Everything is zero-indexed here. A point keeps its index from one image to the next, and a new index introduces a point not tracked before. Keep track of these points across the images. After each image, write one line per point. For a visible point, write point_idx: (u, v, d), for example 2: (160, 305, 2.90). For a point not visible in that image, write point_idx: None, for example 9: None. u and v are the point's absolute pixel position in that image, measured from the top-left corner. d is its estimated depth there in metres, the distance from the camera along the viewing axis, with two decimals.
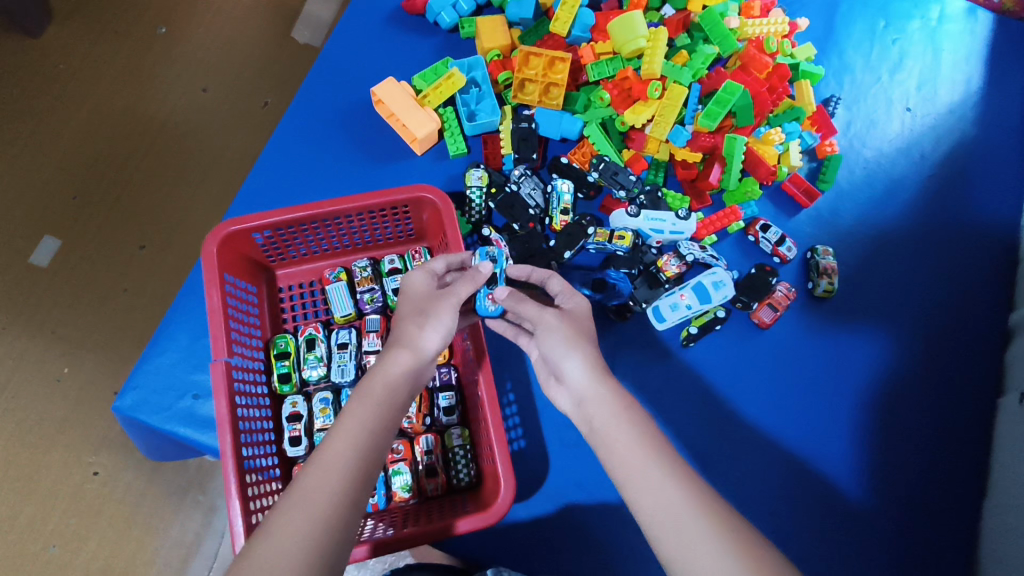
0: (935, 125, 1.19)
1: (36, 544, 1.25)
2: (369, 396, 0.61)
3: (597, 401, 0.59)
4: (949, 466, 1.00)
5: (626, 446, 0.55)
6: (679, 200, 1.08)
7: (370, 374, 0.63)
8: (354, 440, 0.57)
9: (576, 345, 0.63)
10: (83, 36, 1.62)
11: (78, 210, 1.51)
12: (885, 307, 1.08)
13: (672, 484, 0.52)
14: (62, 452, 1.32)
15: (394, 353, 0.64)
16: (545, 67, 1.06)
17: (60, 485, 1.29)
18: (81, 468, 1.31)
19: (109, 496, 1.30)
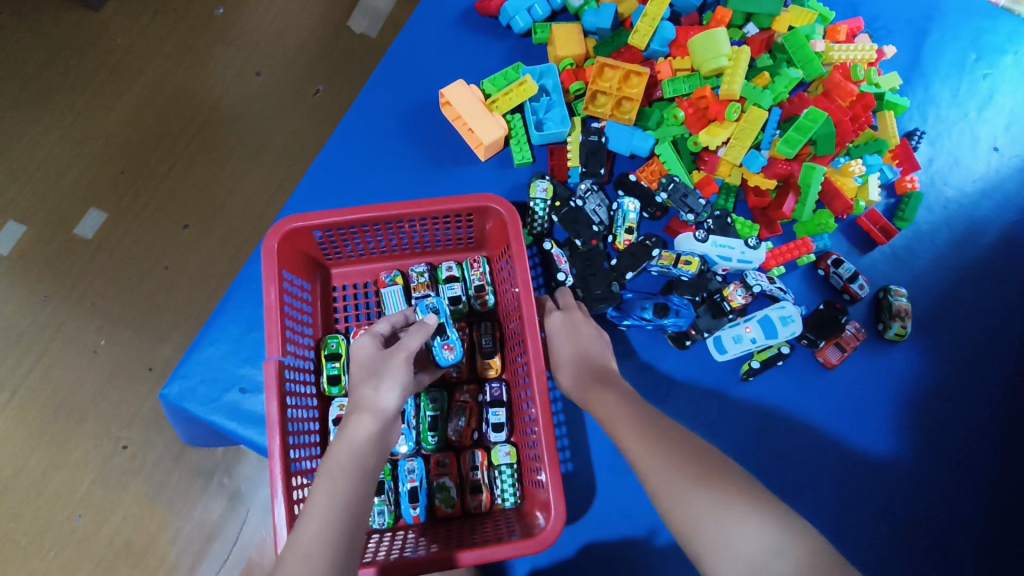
0: (1023, 168, 1.13)
1: (62, 513, 1.26)
2: (335, 464, 0.62)
3: (585, 396, 0.77)
4: (1010, 529, 0.96)
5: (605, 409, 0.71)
6: (749, 228, 1.04)
7: (335, 447, 0.64)
8: (326, 516, 0.57)
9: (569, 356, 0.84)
10: (141, 14, 1.65)
11: (125, 184, 1.51)
12: (957, 356, 1.04)
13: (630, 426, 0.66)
14: (93, 424, 1.32)
15: (354, 419, 0.65)
16: (620, 80, 1.03)
17: (89, 457, 1.30)
18: (110, 442, 1.31)
19: (136, 472, 1.29)
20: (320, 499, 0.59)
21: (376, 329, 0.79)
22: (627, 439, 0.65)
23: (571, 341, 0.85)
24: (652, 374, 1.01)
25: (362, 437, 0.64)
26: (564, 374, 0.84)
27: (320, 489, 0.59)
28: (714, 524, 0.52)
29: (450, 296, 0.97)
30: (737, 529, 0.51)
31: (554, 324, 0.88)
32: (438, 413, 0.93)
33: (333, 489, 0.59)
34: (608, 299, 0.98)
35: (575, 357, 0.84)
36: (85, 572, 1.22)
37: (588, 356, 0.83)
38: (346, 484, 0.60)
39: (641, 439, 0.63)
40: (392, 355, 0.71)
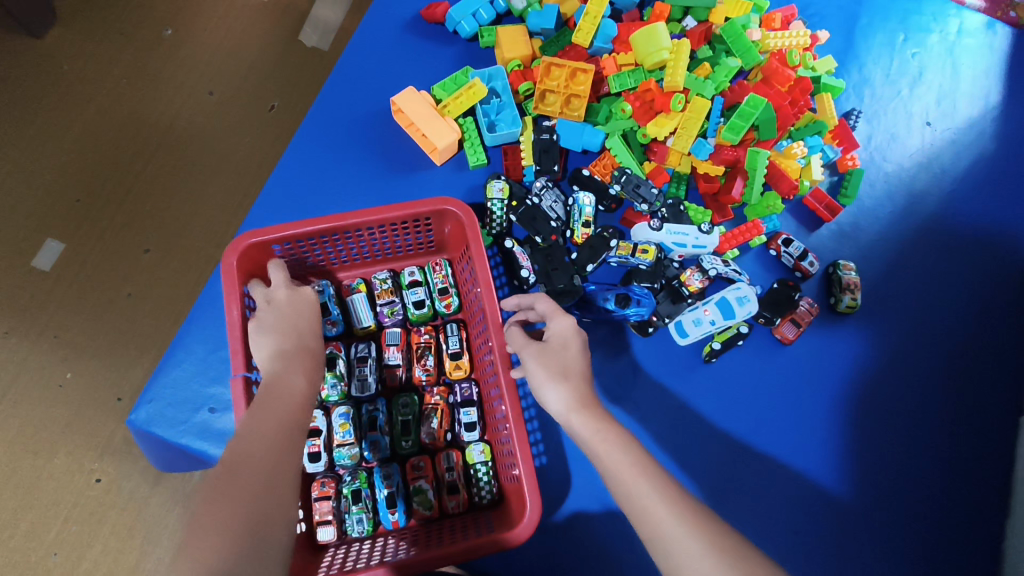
0: (955, 139, 1.19)
1: (36, 553, 1.23)
2: (296, 371, 0.71)
3: (581, 436, 0.65)
4: (967, 484, 1.01)
5: (607, 451, 0.62)
6: (702, 213, 1.07)
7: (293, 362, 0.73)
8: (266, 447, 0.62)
9: (558, 379, 0.69)
10: (86, 38, 1.62)
11: (81, 212, 1.49)
12: (906, 324, 1.09)
13: (645, 480, 0.59)
14: (64, 457, 1.29)
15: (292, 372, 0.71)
16: (567, 78, 1.05)
17: (62, 492, 1.27)
18: (83, 474, 1.28)
19: (111, 503, 1.27)
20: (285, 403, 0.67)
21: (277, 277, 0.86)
22: (642, 496, 0.58)
23: (581, 357, 0.71)
24: (618, 364, 1.02)
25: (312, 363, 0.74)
26: (555, 382, 0.69)
27: (273, 393, 0.68)
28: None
29: (414, 301, 0.99)
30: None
31: (557, 329, 0.74)
32: (411, 419, 0.94)
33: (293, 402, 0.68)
34: (570, 291, 1.00)
35: (583, 379, 0.69)
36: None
37: (583, 378, 0.70)
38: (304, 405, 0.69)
39: (657, 493, 0.58)
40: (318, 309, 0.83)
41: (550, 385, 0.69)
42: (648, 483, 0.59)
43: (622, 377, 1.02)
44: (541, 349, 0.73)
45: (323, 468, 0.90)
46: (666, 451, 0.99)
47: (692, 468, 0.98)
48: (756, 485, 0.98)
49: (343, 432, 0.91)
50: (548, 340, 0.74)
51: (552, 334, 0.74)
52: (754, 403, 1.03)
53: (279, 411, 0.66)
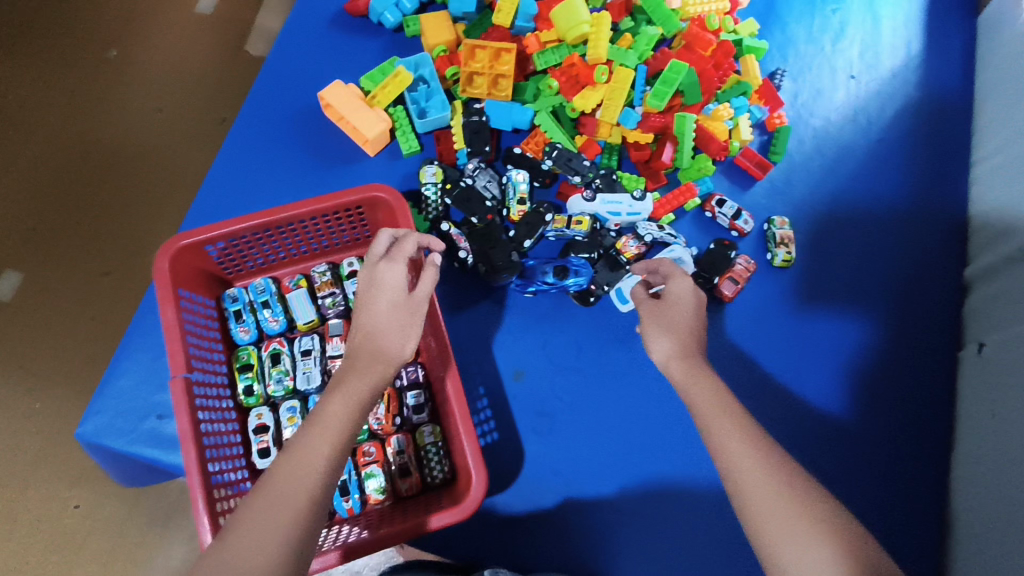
0: (879, 90, 1.22)
1: None
2: (338, 394, 0.65)
3: (682, 380, 0.73)
4: (920, 424, 1.02)
5: (703, 396, 0.69)
6: (634, 181, 1.09)
7: (349, 377, 0.67)
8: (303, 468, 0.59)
9: (668, 332, 0.77)
10: (35, 69, 1.64)
11: (36, 240, 1.49)
12: (847, 273, 1.10)
13: (728, 421, 0.66)
14: (39, 487, 1.28)
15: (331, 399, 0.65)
16: (491, 59, 1.07)
17: (41, 521, 1.26)
18: (59, 502, 1.27)
19: (90, 528, 1.26)
20: (325, 426, 0.63)
21: (411, 249, 0.77)
22: (721, 435, 0.65)
23: (692, 315, 0.78)
24: (560, 335, 1.04)
25: (370, 380, 0.67)
26: (662, 335, 0.77)
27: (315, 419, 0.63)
28: (806, 545, 0.54)
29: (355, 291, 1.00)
30: (832, 556, 0.53)
31: (674, 288, 0.81)
32: None
33: (328, 433, 0.62)
34: (509, 268, 1.01)
35: (688, 334, 0.76)
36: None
37: (694, 336, 0.76)
38: (341, 437, 0.63)
39: (736, 434, 0.64)
40: (417, 308, 0.74)
41: (660, 337, 0.77)
42: (728, 422, 0.66)
43: (566, 349, 1.04)
44: (658, 306, 0.80)
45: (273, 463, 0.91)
46: (614, 416, 1.01)
47: (641, 431, 1.00)
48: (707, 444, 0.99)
49: (291, 425, 0.93)
50: (665, 297, 0.81)
51: (670, 293, 0.81)
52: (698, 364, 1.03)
53: (321, 436, 0.62)
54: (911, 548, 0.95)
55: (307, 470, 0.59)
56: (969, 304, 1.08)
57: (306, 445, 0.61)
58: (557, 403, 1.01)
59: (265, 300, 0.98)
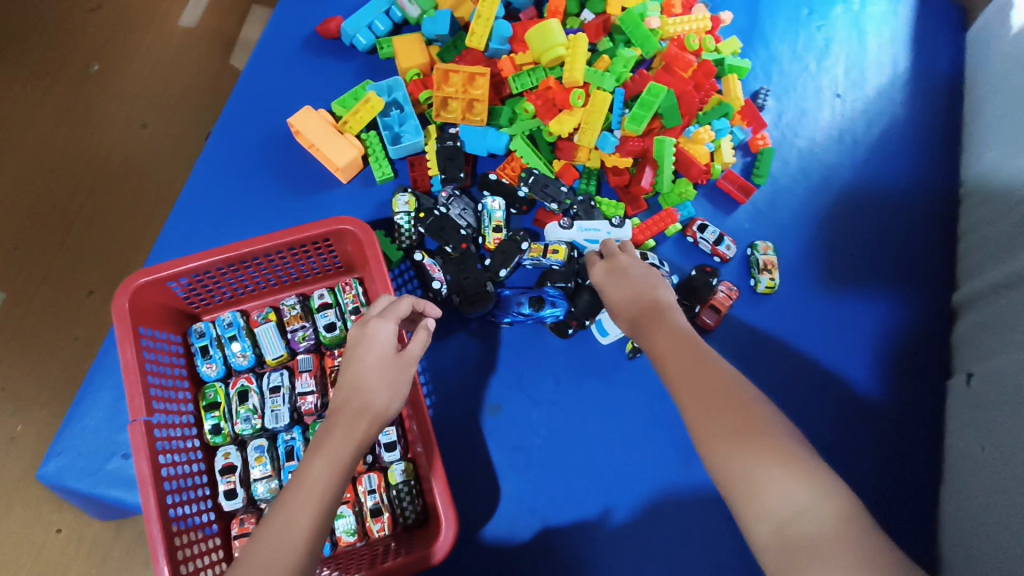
0: (866, 108, 1.19)
1: None
2: (320, 452, 0.62)
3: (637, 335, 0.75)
4: (906, 452, 1.00)
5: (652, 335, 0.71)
6: (613, 207, 1.06)
7: (331, 437, 0.63)
8: (288, 538, 0.55)
9: (620, 300, 0.80)
10: (14, 85, 1.61)
11: (16, 261, 1.46)
12: (833, 297, 1.08)
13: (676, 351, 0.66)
14: (22, 511, 1.24)
15: (312, 460, 0.61)
16: (464, 83, 1.04)
17: (21, 549, 1.22)
18: (43, 526, 1.24)
19: (74, 558, 1.22)
20: (305, 492, 0.59)
21: (402, 307, 0.75)
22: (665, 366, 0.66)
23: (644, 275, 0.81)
24: (537, 367, 1.02)
25: (354, 439, 0.64)
26: (616, 303, 0.80)
27: (299, 483, 0.60)
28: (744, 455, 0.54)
29: (324, 324, 0.96)
30: (776, 467, 0.53)
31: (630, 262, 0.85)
32: None
33: (313, 495, 0.59)
34: (484, 297, 0.98)
35: (639, 291, 0.79)
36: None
37: (643, 290, 0.79)
38: (326, 501, 0.59)
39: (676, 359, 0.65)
40: (406, 365, 0.71)
41: (615, 308, 0.81)
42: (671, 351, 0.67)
43: (541, 381, 1.01)
44: (609, 278, 0.84)
45: (242, 504, 0.89)
46: (591, 451, 0.98)
47: (619, 465, 0.97)
48: (689, 478, 0.96)
49: (259, 465, 0.90)
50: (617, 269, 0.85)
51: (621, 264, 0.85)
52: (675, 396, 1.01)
53: (304, 500, 0.58)
54: None
55: (288, 540, 0.55)
56: (956, 329, 1.05)
57: (286, 515, 0.57)
58: (533, 437, 0.98)
59: (232, 335, 0.95)
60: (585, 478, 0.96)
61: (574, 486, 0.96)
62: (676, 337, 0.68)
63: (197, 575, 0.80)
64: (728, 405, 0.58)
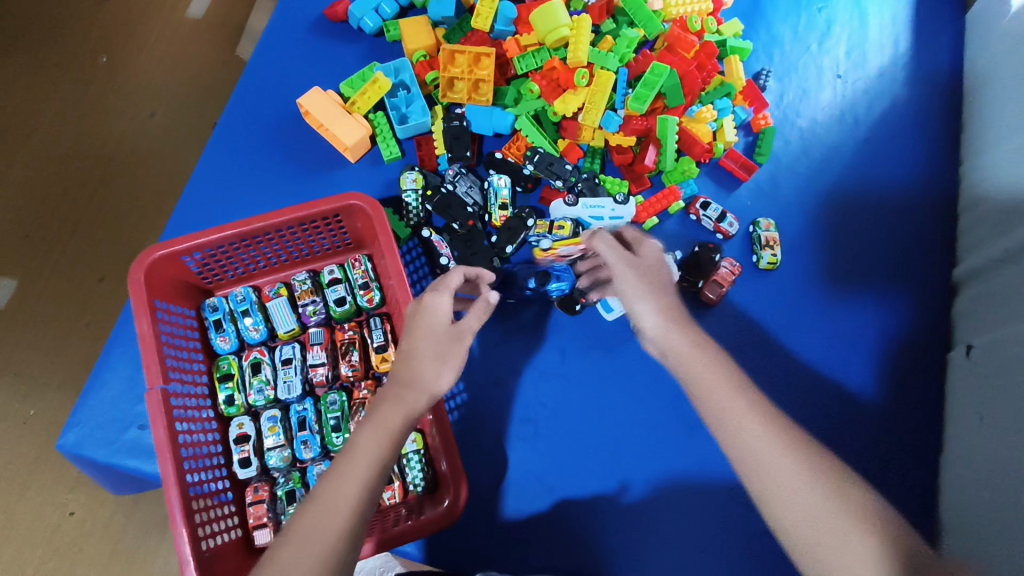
0: (867, 88, 1.20)
1: None
2: (366, 426, 0.63)
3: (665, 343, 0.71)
4: (909, 424, 1.01)
5: (694, 359, 0.67)
6: (618, 185, 1.08)
7: (383, 406, 0.65)
8: (338, 504, 0.57)
9: (648, 293, 0.74)
10: (26, 77, 1.64)
11: (30, 249, 1.48)
12: (835, 274, 1.09)
13: (736, 392, 0.63)
14: (35, 495, 1.28)
15: (362, 429, 0.63)
16: (470, 63, 1.06)
17: (37, 528, 1.26)
18: (57, 508, 1.27)
19: (88, 534, 1.27)
20: (353, 464, 0.60)
21: (455, 280, 0.77)
22: (720, 400, 0.63)
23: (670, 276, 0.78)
24: (543, 342, 1.04)
25: (402, 408, 0.64)
26: (646, 299, 0.74)
27: (347, 452, 0.61)
28: (814, 506, 0.55)
29: (335, 299, 0.99)
30: (844, 523, 0.53)
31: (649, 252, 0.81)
32: (340, 416, 0.93)
33: (359, 469, 0.60)
34: (492, 273, 1.01)
35: (668, 297, 0.74)
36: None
37: (670, 296, 0.75)
38: (372, 476, 0.60)
39: (738, 399, 0.62)
40: (460, 339, 0.72)
41: (640, 300, 0.74)
42: (730, 388, 0.64)
43: (548, 355, 1.03)
44: (635, 263, 0.78)
45: (255, 473, 0.91)
46: (596, 423, 1.00)
47: (624, 437, 0.99)
48: (692, 448, 0.98)
49: (272, 435, 0.93)
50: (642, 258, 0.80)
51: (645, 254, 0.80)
52: (678, 370, 1.03)
53: (349, 471, 0.59)
54: None
55: (336, 507, 0.57)
56: (957, 303, 1.06)
57: (336, 485, 0.59)
58: (540, 409, 1.00)
59: (245, 309, 0.97)
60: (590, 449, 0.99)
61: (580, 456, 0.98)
62: (719, 373, 0.65)
63: (214, 538, 0.83)
64: (801, 456, 0.58)
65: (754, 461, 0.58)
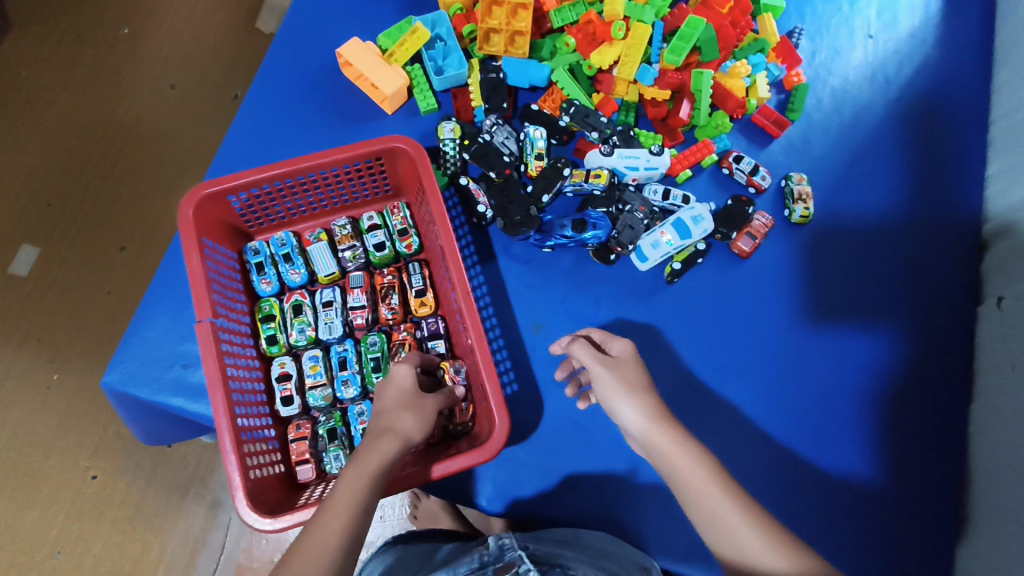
0: (898, 49, 1.21)
1: (40, 552, 1.23)
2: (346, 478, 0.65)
3: (645, 434, 0.72)
4: (937, 378, 1.03)
5: (667, 446, 0.70)
6: (652, 138, 1.09)
7: (358, 457, 0.67)
8: (322, 551, 0.59)
9: (630, 391, 0.75)
10: (45, 43, 1.61)
11: (54, 217, 1.47)
12: (864, 232, 1.10)
13: (700, 464, 0.68)
14: (59, 457, 1.28)
15: (342, 485, 0.64)
16: (508, 15, 1.05)
17: (60, 492, 1.26)
18: (79, 472, 1.28)
19: (111, 497, 1.27)
20: (334, 514, 0.62)
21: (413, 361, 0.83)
22: (690, 475, 0.68)
23: (642, 371, 0.78)
24: (578, 292, 1.05)
25: (382, 456, 0.67)
26: (628, 395, 0.75)
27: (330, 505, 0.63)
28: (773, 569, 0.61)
29: (375, 244, 1.00)
30: None
31: (621, 351, 0.82)
32: (380, 356, 0.95)
33: (343, 515, 0.62)
34: (528, 221, 1.02)
35: (643, 388, 0.76)
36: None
37: (647, 386, 0.76)
38: (355, 520, 0.62)
39: (707, 476, 0.67)
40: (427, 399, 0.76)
41: (622, 398, 0.75)
42: (697, 463, 0.68)
43: (584, 304, 1.05)
44: (609, 363, 0.79)
45: (297, 411, 0.93)
46: None
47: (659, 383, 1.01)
48: (724, 395, 1.01)
49: (314, 373, 0.95)
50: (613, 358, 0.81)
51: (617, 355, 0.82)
52: (709, 321, 1.05)
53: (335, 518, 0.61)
54: (926, 495, 0.98)
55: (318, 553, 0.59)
56: (987, 259, 1.08)
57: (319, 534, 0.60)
58: None
59: (286, 252, 0.99)
60: None
61: None
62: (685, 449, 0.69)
63: (260, 470, 0.85)
64: (763, 524, 0.64)
65: (715, 527, 0.65)
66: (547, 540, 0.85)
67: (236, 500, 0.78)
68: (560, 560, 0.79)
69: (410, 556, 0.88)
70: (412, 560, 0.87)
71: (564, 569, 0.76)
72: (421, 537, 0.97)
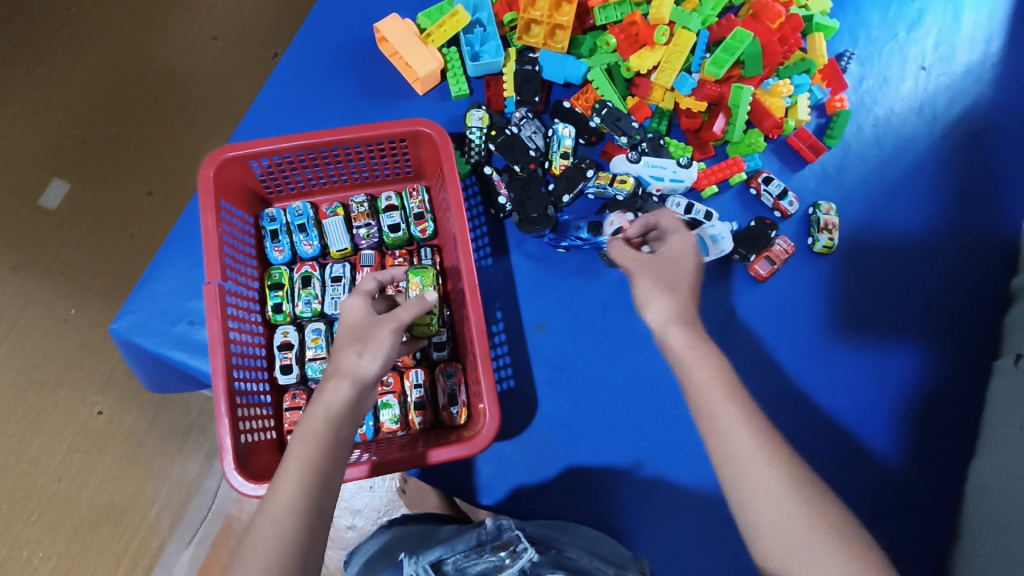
0: (949, 85, 1.17)
1: (42, 478, 1.26)
2: (300, 437, 0.62)
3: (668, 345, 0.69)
4: (938, 431, 1.00)
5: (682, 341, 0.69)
6: (682, 148, 1.07)
7: (309, 408, 0.64)
8: (276, 515, 0.56)
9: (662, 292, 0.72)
10: None
11: (86, 154, 1.47)
12: (885, 270, 1.08)
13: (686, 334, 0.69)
14: (68, 389, 1.31)
15: (293, 442, 0.62)
16: (551, 8, 1.03)
17: (67, 422, 1.29)
18: (86, 406, 1.30)
19: (113, 433, 1.30)
20: (289, 471, 0.60)
21: (368, 285, 0.77)
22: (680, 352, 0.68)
23: (691, 273, 0.74)
24: (587, 294, 1.04)
25: (337, 400, 0.64)
26: (661, 294, 0.72)
27: (285, 465, 0.60)
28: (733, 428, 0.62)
29: (390, 225, 1.00)
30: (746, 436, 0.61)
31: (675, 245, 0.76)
32: None
33: (292, 473, 0.60)
34: (544, 220, 1.02)
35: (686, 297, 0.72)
36: (67, 532, 1.24)
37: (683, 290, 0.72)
38: (310, 472, 0.60)
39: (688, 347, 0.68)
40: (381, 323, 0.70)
41: (658, 297, 0.72)
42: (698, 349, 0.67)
43: (591, 308, 1.04)
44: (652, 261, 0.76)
45: (295, 380, 0.94)
46: (629, 379, 1.00)
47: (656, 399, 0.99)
48: None
49: (315, 346, 0.95)
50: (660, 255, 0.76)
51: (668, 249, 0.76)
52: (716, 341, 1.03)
53: (289, 476, 0.59)
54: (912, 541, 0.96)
55: (273, 515, 0.57)
56: (1010, 315, 1.03)
57: (274, 494, 0.58)
58: (576, 359, 1.01)
59: (301, 222, 0.99)
60: (619, 406, 0.99)
61: (609, 411, 0.99)
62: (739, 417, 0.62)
63: (251, 434, 0.86)
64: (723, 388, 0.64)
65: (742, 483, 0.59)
66: (544, 525, 0.86)
67: (223, 462, 0.79)
68: (556, 544, 0.80)
69: (407, 533, 0.87)
70: (404, 538, 0.86)
71: (559, 552, 0.77)
72: (418, 518, 0.93)
